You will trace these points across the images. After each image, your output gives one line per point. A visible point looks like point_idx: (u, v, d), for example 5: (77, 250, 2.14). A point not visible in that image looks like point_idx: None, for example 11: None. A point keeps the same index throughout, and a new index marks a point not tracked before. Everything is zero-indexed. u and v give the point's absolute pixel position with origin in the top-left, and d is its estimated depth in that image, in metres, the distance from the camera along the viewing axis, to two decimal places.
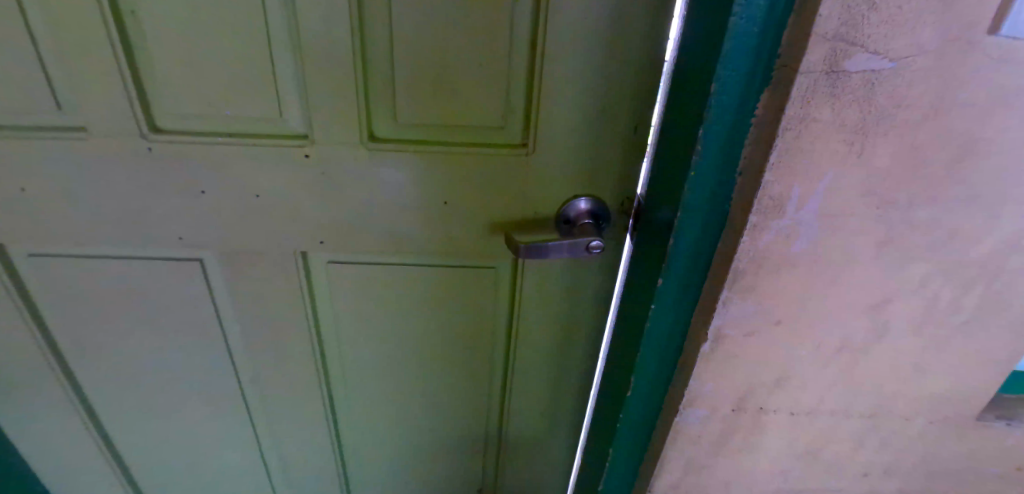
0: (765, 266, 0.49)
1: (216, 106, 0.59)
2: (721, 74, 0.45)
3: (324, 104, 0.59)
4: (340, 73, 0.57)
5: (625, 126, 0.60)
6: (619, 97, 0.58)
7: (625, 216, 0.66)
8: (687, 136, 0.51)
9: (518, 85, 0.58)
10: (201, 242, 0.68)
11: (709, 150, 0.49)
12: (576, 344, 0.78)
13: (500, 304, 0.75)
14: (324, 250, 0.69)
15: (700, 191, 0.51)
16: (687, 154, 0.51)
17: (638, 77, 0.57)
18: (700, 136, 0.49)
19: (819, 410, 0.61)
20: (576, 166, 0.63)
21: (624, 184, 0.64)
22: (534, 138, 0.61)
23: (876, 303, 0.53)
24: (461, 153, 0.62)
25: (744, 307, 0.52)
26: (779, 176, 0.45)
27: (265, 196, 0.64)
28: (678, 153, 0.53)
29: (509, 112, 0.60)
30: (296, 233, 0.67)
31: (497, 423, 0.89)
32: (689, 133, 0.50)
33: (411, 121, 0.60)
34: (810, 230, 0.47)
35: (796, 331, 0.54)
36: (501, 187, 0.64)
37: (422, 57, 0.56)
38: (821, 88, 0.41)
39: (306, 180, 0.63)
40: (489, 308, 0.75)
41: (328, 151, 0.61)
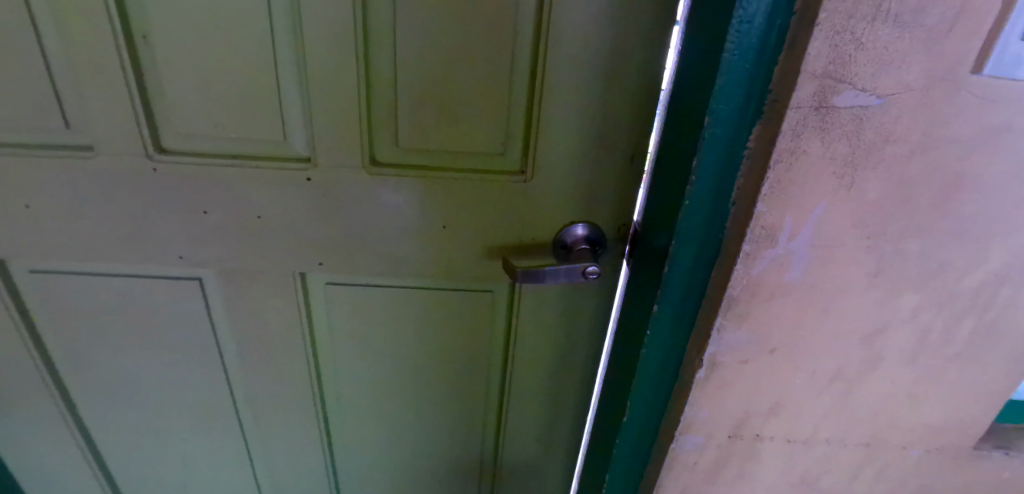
0: (758, 294, 0.50)
1: (222, 129, 0.60)
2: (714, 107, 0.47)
3: (328, 128, 0.60)
4: (345, 99, 0.58)
5: (623, 154, 0.62)
6: (617, 126, 0.60)
7: (622, 242, 0.67)
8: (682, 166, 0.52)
9: (518, 113, 0.60)
10: (201, 261, 0.68)
11: (704, 180, 0.51)
12: (573, 369, 0.78)
13: (497, 328, 0.76)
14: (323, 270, 0.69)
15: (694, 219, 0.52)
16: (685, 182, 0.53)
17: (634, 107, 0.59)
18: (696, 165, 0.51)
19: (814, 439, 0.61)
20: (573, 192, 0.64)
21: (621, 211, 0.65)
22: (533, 165, 0.62)
23: (870, 332, 0.53)
24: (461, 178, 0.63)
25: (738, 335, 0.52)
26: (771, 207, 0.46)
27: (266, 216, 0.65)
28: (676, 181, 0.54)
29: (509, 139, 0.62)
30: (296, 254, 0.68)
31: (493, 448, 0.88)
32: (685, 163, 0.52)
33: (412, 146, 0.62)
34: (801, 260, 0.48)
35: (790, 359, 0.54)
36: (500, 212, 0.65)
37: (425, 85, 0.58)
38: (811, 122, 0.42)
39: (308, 201, 0.64)
40: (486, 331, 0.76)
41: (331, 173, 0.62)
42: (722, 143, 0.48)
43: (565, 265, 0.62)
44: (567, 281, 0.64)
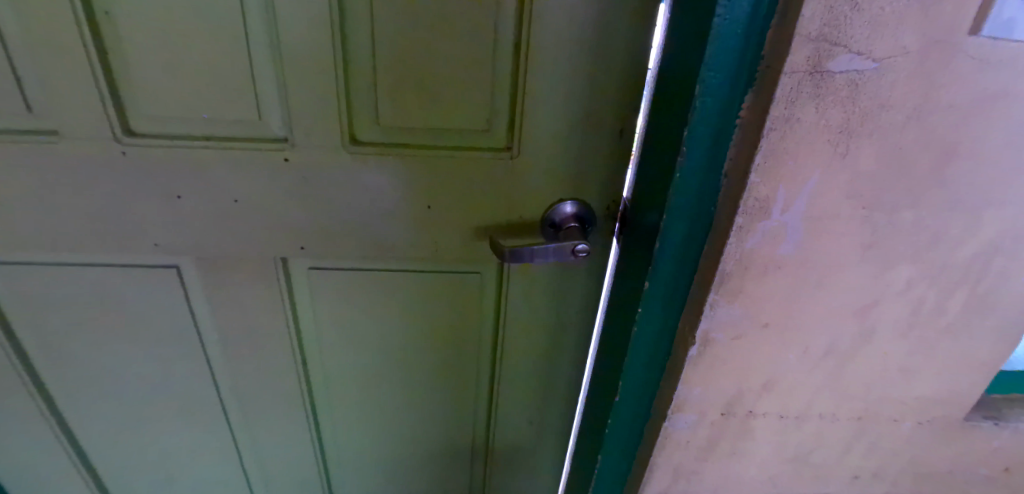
0: (751, 268, 0.49)
1: (193, 109, 0.58)
2: (706, 76, 0.45)
3: (306, 106, 0.57)
4: (322, 75, 0.56)
5: (611, 130, 0.60)
6: (605, 100, 0.58)
7: (612, 220, 0.65)
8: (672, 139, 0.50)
9: (501, 87, 0.58)
10: (177, 249, 0.66)
11: (694, 152, 0.49)
12: (564, 350, 0.77)
13: (486, 311, 0.74)
14: (304, 256, 0.67)
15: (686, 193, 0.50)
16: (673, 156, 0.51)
17: (623, 79, 0.57)
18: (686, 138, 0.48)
19: (807, 414, 0.61)
20: (561, 169, 0.62)
21: (610, 188, 0.64)
22: (519, 141, 0.60)
23: (863, 306, 0.52)
24: (445, 157, 0.61)
25: (731, 311, 0.51)
26: (764, 178, 0.44)
27: (243, 200, 0.63)
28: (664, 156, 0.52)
29: (493, 114, 0.59)
30: (276, 239, 0.65)
31: (484, 432, 0.87)
32: (676, 135, 0.50)
33: (394, 124, 0.59)
34: (795, 232, 0.47)
35: (784, 334, 0.54)
36: (486, 191, 0.63)
37: (406, 59, 0.56)
38: (804, 88, 0.41)
39: (286, 184, 0.62)
40: (475, 314, 0.74)
41: (309, 154, 0.60)
42: (714, 113, 0.47)
43: (554, 243, 0.60)
44: (557, 261, 0.62)
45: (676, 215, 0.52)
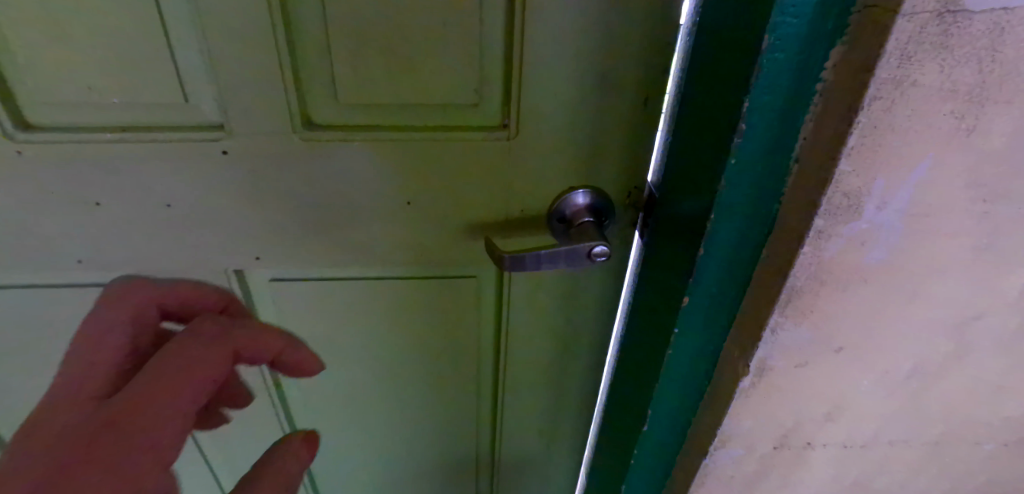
0: (828, 283, 0.37)
1: (98, 92, 0.45)
2: (773, 37, 0.31)
3: (240, 84, 0.45)
4: (258, 43, 0.43)
5: (632, 99, 0.47)
6: (624, 61, 0.45)
7: (634, 209, 0.53)
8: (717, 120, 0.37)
9: (490, 48, 0.45)
10: (108, 263, 0.55)
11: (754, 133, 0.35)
12: (576, 361, 0.66)
13: (485, 318, 0.63)
14: (262, 266, 0.56)
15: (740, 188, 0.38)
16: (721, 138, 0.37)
17: (648, 31, 0.43)
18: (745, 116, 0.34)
19: (876, 441, 0.50)
20: (571, 151, 0.50)
21: (631, 170, 0.51)
22: (516, 118, 0.48)
23: (962, 320, 0.41)
24: (425, 141, 0.48)
25: (797, 333, 0.40)
26: (858, 166, 0.32)
27: (178, 204, 0.51)
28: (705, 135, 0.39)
29: (482, 83, 0.47)
30: (226, 247, 0.54)
31: (487, 446, 0.77)
32: (722, 116, 0.36)
33: (357, 100, 0.47)
34: (890, 235, 0.35)
35: (859, 357, 0.43)
36: (478, 181, 0.51)
37: (365, 17, 0.42)
38: (929, 36, 0.28)
39: (228, 182, 0.50)
40: (471, 322, 0.63)
41: (252, 145, 0.47)
42: (780, 86, 0.33)
43: (566, 245, 0.48)
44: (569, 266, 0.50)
45: (727, 214, 0.39)
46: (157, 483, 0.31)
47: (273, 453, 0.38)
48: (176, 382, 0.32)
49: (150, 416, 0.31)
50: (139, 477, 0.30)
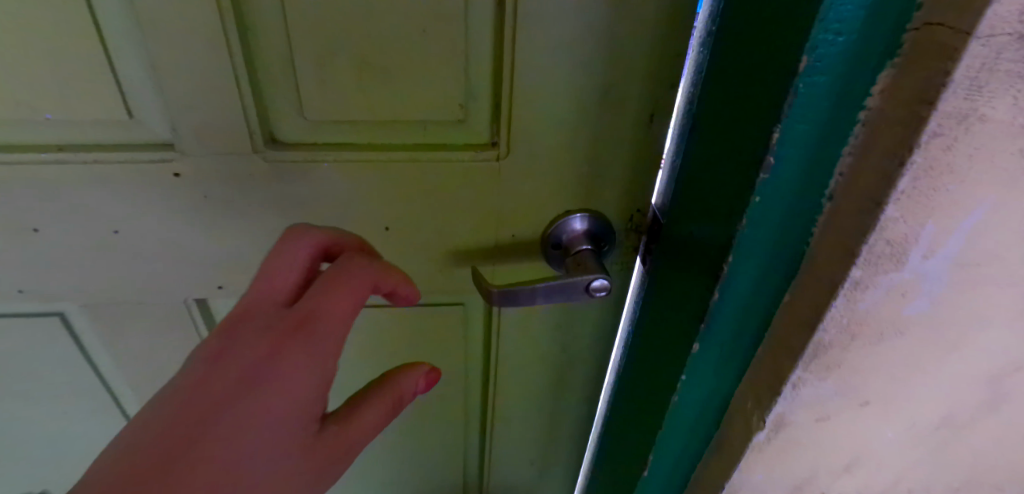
0: (859, 335, 0.33)
1: (30, 107, 0.39)
2: (814, 58, 0.26)
3: (193, 99, 0.39)
4: (210, 52, 0.37)
5: (635, 116, 0.42)
6: (627, 75, 0.40)
7: (636, 234, 0.49)
8: (740, 148, 0.32)
9: (476, 57, 0.40)
10: (53, 294, 0.49)
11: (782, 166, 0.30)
12: (570, 392, 0.61)
13: (473, 346, 0.58)
14: (225, 296, 0.50)
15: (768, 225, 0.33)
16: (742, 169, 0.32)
17: (654, 42, 0.38)
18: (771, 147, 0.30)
19: (895, 489, 0.46)
20: (567, 173, 0.45)
21: (633, 193, 0.46)
22: (508, 135, 0.43)
23: (1001, 371, 0.37)
24: (405, 161, 0.43)
25: (821, 388, 0.36)
26: (906, 213, 0.27)
27: (127, 231, 0.45)
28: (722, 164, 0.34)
29: (467, 97, 0.42)
30: (184, 276, 0.48)
31: (475, 476, 0.73)
32: (747, 145, 0.31)
33: (327, 116, 0.41)
34: (934, 285, 0.31)
35: (886, 409, 0.38)
36: (464, 205, 0.46)
37: (333, 23, 0.37)
38: (1004, 64, 0.23)
39: (183, 207, 0.44)
40: (457, 351, 0.58)
41: (208, 166, 0.42)
42: (815, 115, 0.29)
43: (562, 278, 0.43)
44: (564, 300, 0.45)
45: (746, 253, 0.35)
46: (297, 364, 0.32)
47: (377, 389, 0.36)
48: (317, 326, 0.33)
49: (299, 361, 0.32)
50: (287, 419, 0.31)
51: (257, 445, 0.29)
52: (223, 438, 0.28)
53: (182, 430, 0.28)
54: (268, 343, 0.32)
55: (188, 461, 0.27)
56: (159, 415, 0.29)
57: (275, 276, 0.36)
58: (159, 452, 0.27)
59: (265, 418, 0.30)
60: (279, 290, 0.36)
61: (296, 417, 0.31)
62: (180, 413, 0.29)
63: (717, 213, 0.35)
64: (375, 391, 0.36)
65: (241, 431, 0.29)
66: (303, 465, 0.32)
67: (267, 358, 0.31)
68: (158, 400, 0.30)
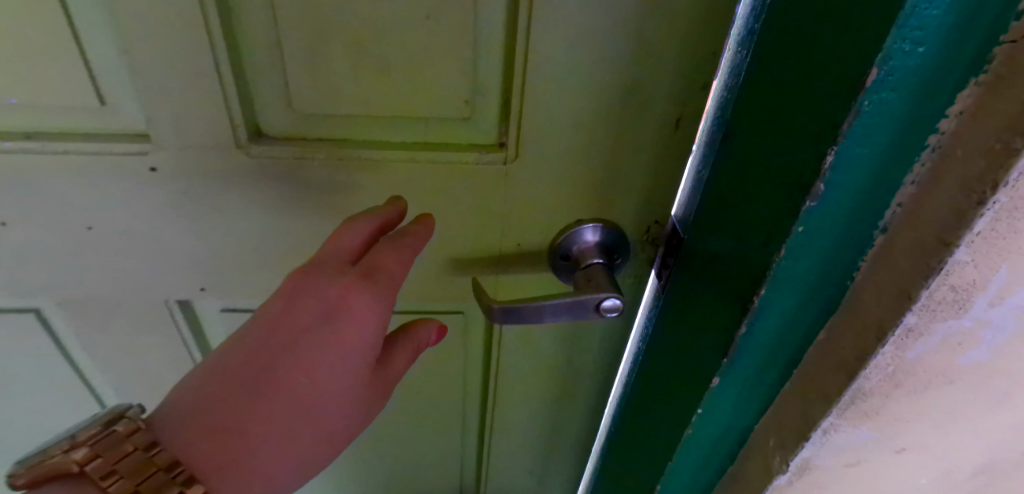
0: (905, 383, 0.29)
1: None
2: (885, 71, 0.22)
3: (170, 86, 0.35)
4: (189, 36, 0.33)
5: (658, 121, 0.38)
6: (652, 74, 0.36)
7: (653, 247, 0.45)
8: (780, 171, 0.27)
9: (486, 50, 0.36)
10: (25, 289, 0.46)
11: (833, 196, 0.26)
12: (574, 405, 0.58)
13: (471, 355, 0.55)
14: (209, 297, 0.47)
15: (807, 260, 0.29)
16: (783, 197, 0.27)
17: (683, 40, 0.34)
18: (825, 175, 0.25)
19: None
20: (581, 179, 0.41)
21: (650, 203, 0.43)
22: (517, 137, 0.39)
23: None
24: (404, 162, 0.39)
25: (854, 435, 0.32)
26: (979, 256, 0.23)
27: (102, 227, 0.42)
28: (756, 187, 0.29)
29: (474, 94, 0.38)
30: (164, 276, 0.45)
31: (471, 484, 0.70)
32: (789, 168, 0.27)
33: (318, 110, 0.37)
34: (996, 334, 0.27)
35: (923, 458, 0.35)
36: (466, 210, 0.42)
37: (326, 6, 0.33)
38: None
39: (162, 203, 0.41)
40: (456, 359, 0.55)
41: (189, 160, 0.38)
42: (877, 138, 0.24)
43: (570, 296, 0.40)
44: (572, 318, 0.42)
45: (783, 289, 0.30)
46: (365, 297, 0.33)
47: (419, 334, 0.37)
48: (382, 282, 0.34)
49: (363, 312, 0.33)
50: (350, 359, 0.32)
51: (327, 377, 0.32)
52: (305, 365, 0.31)
53: (275, 352, 0.31)
54: (335, 293, 0.32)
55: (286, 372, 0.31)
56: (256, 338, 0.32)
57: (342, 232, 0.35)
58: (265, 368, 0.31)
59: (332, 356, 0.32)
60: (347, 246, 0.35)
61: (357, 354, 0.33)
62: (272, 337, 0.32)
63: (747, 242, 0.31)
64: (412, 341, 0.37)
65: (317, 358, 0.31)
66: (362, 400, 0.34)
67: (334, 305, 0.32)
68: (252, 321, 0.33)
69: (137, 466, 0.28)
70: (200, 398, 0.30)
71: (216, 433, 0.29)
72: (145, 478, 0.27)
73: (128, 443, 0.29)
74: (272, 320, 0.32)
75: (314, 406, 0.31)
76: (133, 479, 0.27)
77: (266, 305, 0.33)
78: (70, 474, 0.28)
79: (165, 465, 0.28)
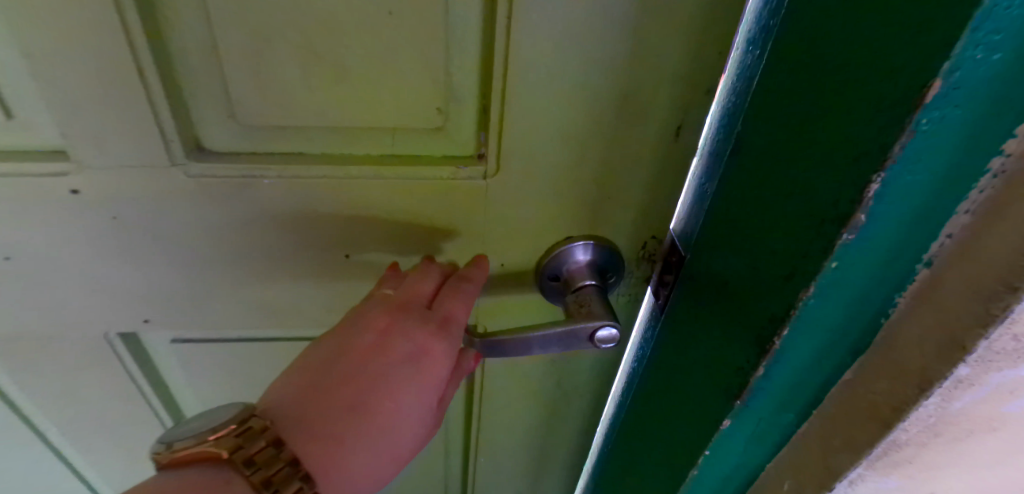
0: (944, 433, 0.26)
1: None
2: (951, 83, 0.17)
3: (89, 96, 0.30)
4: (107, 37, 0.28)
5: (657, 128, 0.34)
6: (650, 77, 0.32)
7: (649, 263, 0.41)
8: (806, 196, 0.23)
9: (460, 49, 0.31)
10: None
11: (876, 231, 0.22)
12: (565, 428, 0.54)
13: None
14: (155, 330, 0.42)
15: (838, 297, 0.25)
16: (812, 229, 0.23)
17: (686, 36, 0.30)
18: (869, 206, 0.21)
19: None
20: (570, 193, 0.37)
21: (647, 217, 0.38)
22: (498, 147, 0.34)
23: None
24: (370, 178, 0.35)
25: (883, 484, 0.29)
26: None
27: (21, 257, 0.36)
28: (777, 214, 0.25)
29: (447, 100, 0.33)
30: (100, 309, 0.39)
31: None
32: (819, 194, 0.23)
33: (267, 121, 0.32)
34: None
35: None
36: (443, 230, 0.38)
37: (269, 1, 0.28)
38: None
39: (90, 229, 0.35)
40: None
41: (119, 180, 0.33)
42: (931, 162, 0.20)
43: (562, 325, 0.35)
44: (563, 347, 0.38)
45: (809, 331, 0.26)
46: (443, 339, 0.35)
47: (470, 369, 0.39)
48: (456, 330, 0.36)
49: (443, 358, 0.35)
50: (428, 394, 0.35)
51: (410, 409, 0.34)
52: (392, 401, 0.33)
53: (369, 380, 0.33)
54: (420, 336, 0.35)
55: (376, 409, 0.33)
56: (352, 364, 0.33)
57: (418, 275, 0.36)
58: (362, 393, 0.33)
59: (414, 389, 0.34)
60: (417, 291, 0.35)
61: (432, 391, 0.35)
62: (366, 366, 0.33)
63: (764, 273, 0.27)
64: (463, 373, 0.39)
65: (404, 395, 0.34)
66: (426, 429, 0.36)
67: (418, 347, 0.34)
68: (338, 352, 0.34)
69: (271, 459, 0.28)
70: (306, 412, 0.32)
71: (324, 448, 0.31)
72: (278, 471, 0.28)
73: (244, 423, 0.29)
74: (365, 350, 0.34)
75: (398, 435, 0.34)
76: (269, 470, 0.28)
77: (355, 334, 0.34)
78: (213, 460, 0.28)
79: (289, 461, 0.29)
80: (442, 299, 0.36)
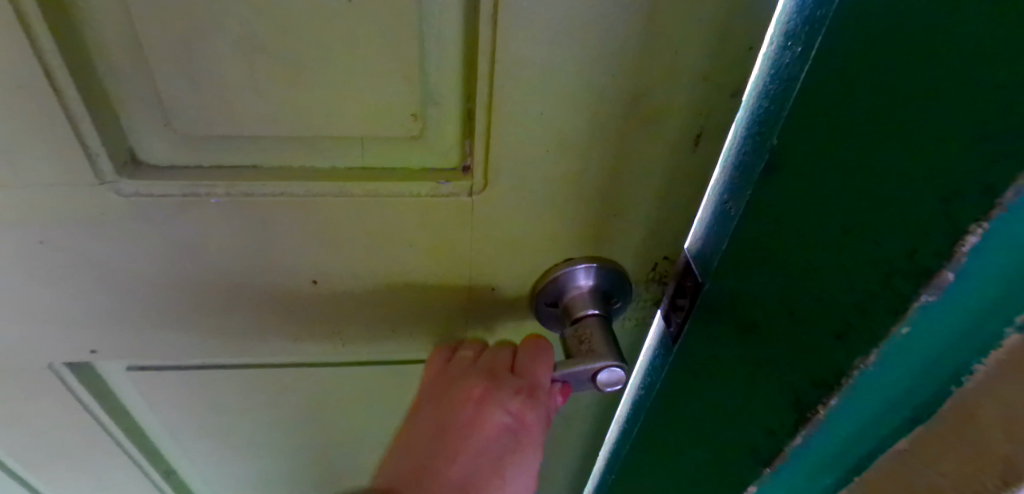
0: None
1: None
2: None
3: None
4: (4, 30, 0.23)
5: (672, 135, 0.29)
6: (664, 77, 0.26)
7: (659, 285, 0.36)
8: (873, 240, 0.18)
9: (437, 42, 0.26)
10: None
11: (960, 293, 0.17)
12: (565, 454, 0.49)
13: None
14: (104, 360, 0.37)
15: (901, 365, 0.20)
16: (875, 282, 0.19)
17: (711, 27, 0.25)
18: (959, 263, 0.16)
19: None
20: (569, 209, 0.32)
21: (657, 236, 0.33)
22: (485, 159, 0.29)
23: None
24: (338, 194, 0.30)
25: None
26: None
27: None
28: (819, 257, 0.21)
29: (425, 104, 0.28)
30: (38, 340, 0.35)
31: None
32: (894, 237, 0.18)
33: (212, 128, 0.27)
34: None
35: None
36: (424, 252, 0.33)
37: None
38: None
39: (14, 253, 0.30)
40: None
41: (41, 199, 0.28)
42: None
43: (558, 370, 0.32)
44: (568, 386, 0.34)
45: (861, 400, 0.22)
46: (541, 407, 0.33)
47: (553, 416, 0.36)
48: (549, 395, 0.33)
49: (542, 427, 0.33)
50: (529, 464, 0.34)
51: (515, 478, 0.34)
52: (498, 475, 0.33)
53: (471, 455, 0.33)
54: (514, 407, 0.33)
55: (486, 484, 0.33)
56: (456, 438, 0.33)
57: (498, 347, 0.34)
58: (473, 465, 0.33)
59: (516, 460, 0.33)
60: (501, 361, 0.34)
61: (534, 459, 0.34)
62: (471, 441, 0.33)
63: (809, 326, 0.22)
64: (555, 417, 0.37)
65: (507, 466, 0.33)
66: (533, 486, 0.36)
67: (515, 416, 0.33)
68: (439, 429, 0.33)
69: None
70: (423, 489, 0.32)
71: None
72: None
73: None
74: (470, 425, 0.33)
75: None
76: None
77: (450, 408, 0.33)
78: None
79: None
80: (523, 364, 0.34)
